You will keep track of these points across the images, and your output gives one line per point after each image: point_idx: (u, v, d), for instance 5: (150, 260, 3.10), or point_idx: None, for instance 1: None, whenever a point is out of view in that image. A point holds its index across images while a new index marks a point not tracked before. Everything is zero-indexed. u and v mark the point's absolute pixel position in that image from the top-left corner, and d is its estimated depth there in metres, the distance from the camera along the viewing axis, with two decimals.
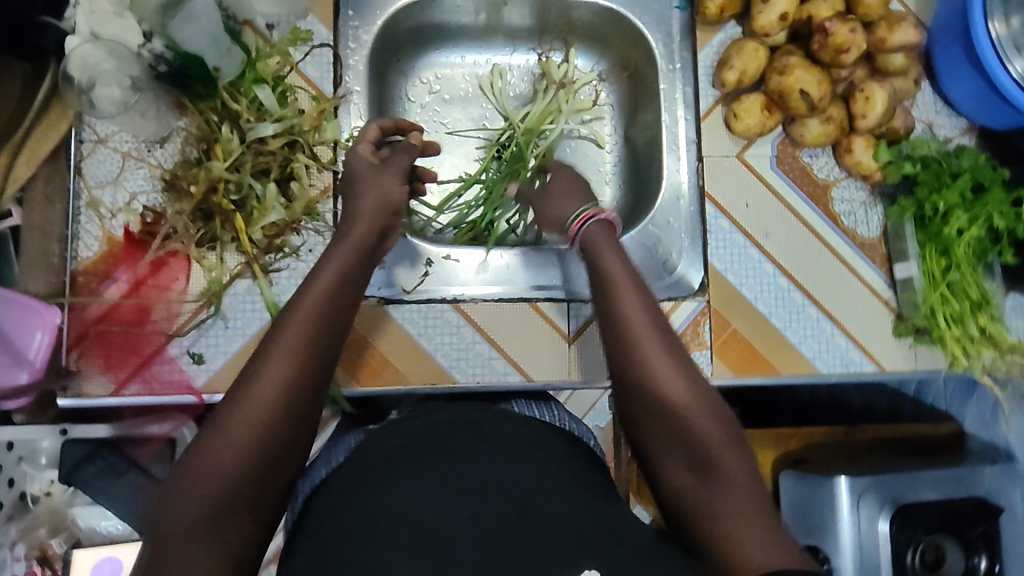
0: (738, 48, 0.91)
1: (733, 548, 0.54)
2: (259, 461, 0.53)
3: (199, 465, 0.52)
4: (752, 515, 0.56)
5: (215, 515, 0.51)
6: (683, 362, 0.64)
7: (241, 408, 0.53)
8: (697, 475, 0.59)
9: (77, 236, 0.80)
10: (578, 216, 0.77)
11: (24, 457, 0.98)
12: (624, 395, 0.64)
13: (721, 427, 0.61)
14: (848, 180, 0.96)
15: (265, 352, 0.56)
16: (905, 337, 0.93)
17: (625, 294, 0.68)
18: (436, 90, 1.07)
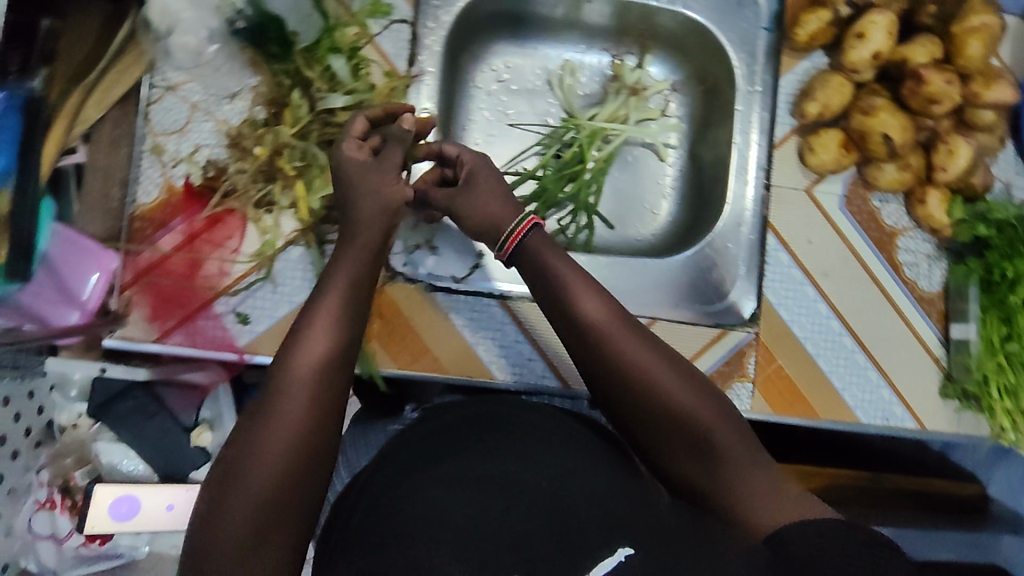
0: (823, 80, 0.87)
1: (752, 511, 0.56)
2: (302, 469, 0.55)
3: (234, 491, 0.53)
4: (756, 474, 0.59)
5: (269, 526, 0.53)
6: (652, 345, 0.65)
7: (277, 422, 0.55)
8: (694, 452, 0.62)
9: (135, 181, 0.80)
10: (514, 228, 0.72)
11: (55, 386, 0.99)
12: (606, 394, 0.65)
13: (703, 395, 0.63)
14: (915, 231, 0.93)
15: (286, 365, 0.58)
16: (950, 399, 0.91)
17: (585, 293, 0.67)
18: (504, 79, 1.05)
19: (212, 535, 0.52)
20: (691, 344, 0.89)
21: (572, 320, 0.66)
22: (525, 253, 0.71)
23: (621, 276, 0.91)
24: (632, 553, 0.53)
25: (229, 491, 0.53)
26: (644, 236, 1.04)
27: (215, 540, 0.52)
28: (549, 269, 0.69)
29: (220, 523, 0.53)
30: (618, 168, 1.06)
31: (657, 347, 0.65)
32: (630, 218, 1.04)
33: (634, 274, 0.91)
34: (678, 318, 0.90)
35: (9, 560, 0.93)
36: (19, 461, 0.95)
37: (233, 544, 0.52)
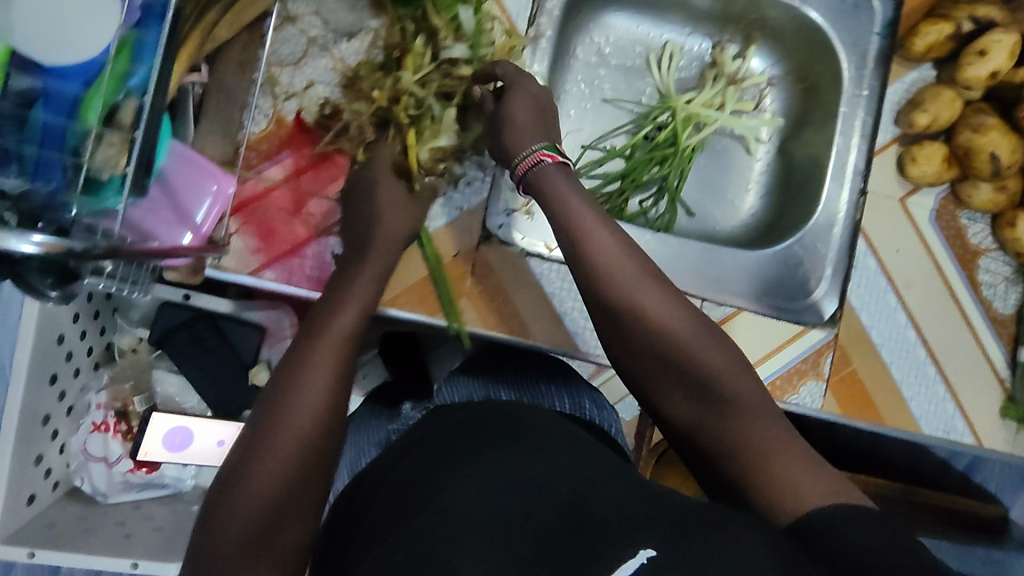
0: (934, 93, 0.88)
1: (778, 483, 0.50)
2: (305, 473, 0.53)
3: (240, 489, 0.51)
4: (787, 442, 0.53)
5: (270, 529, 0.51)
6: (677, 302, 0.61)
7: (285, 425, 0.53)
8: (710, 411, 0.57)
9: (247, 110, 0.75)
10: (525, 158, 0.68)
11: (118, 309, 1.00)
12: (621, 349, 0.61)
13: (724, 353, 0.59)
14: (998, 253, 0.94)
15: (297, 367, 0.56)
16: (1010, 420, 0.92)
17: (602, 244, 0.62)
18: (604, 53, 1.03)
19: (213, 538, 0.51)
20: (768, 339, 0.90)
21: (592, 276, 0.62)
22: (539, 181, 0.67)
23: (710, 262, 0.91)
24: (654, 558, 0.44)
25: (232, 497, 0.51)
26: (723, 226, 1.04)
27: (215, 543, 0.50)
28: (565, 219, 0.64)
29: (222, 527, 0.51)
30: (706, 156, 1.05)
31: (681, 303, 0.61)
32: (712, 207, 1.04)
33: (723, 262, 0.91)
34: (760, 311, 0.91)
35: (61, 477, 0.95)
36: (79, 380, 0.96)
37: (232, 547, 0.50)
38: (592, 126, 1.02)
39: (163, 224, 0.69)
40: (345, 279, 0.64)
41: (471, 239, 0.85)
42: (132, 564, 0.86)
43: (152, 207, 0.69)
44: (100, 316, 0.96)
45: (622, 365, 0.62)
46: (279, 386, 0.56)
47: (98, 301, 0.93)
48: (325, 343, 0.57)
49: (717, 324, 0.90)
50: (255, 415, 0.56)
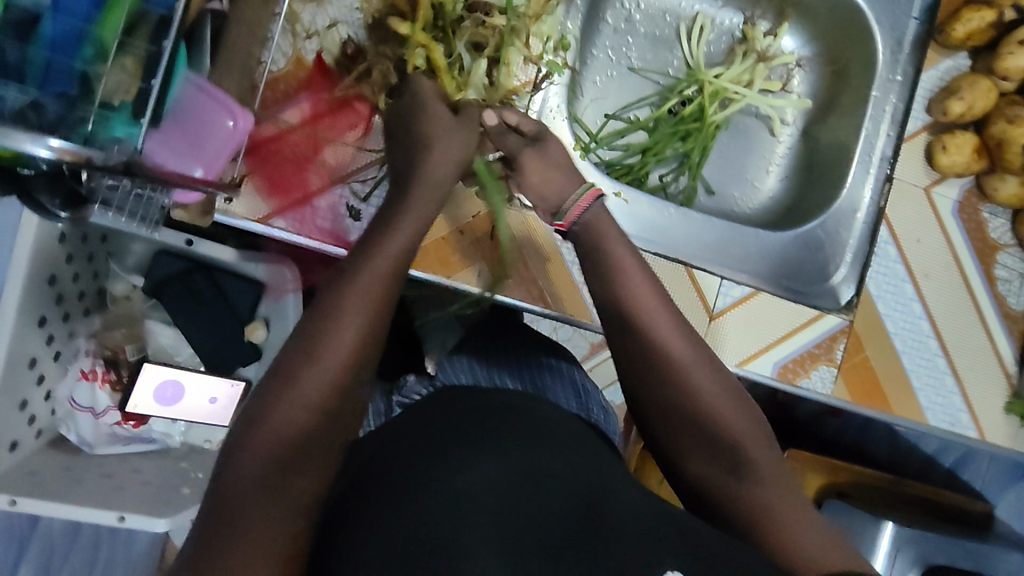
0: (972, 81, 0.87)
1: (792, 544, 0.56)
2: (322, 423, 0.52)
3: (263, 432, 0.51)
4: (798, 508, 0.59)
5: (283, 480, 0.50)
6: (702, 353, 0.64)
7: (310, 373, 0.52)
8: (722, 465, 0.61)
9: (266, 45, 0.71)
10: (577, 197, 0.68)
11: (112, 254, 0.96)
12: (642, 394, 0.64)
13: (745, 415, 0.63)
14: (1015, 249, 0.94)
15: (325, 313, 0.54)
16: (1013, 416, 0.93)
17: (638, 287, 0.64)
18: (633, 20, 0.99)
19: (228, 478, 0.50)
20: (787, 320, 0.88)
21: (624, 313, 0.64)
22: (585, 234, 0.67)
23: (731, 240, 0.90)
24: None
25: (251, 438, 0.51)
26: (741, 206, 1.02)
27: (233, 484, 0.49)
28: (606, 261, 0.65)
29: (240, 466, 0.50)
30: (728, 134, 1.03)
31: (706, 356, 0.64)
32: (732, 187, 1.02)
33: (743, 242, 0.90)
34: (775, 291, 0.90)
35: (45, 425, 0.91)
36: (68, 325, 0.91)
37: (248, 488, 0.49)
38: (615, 93, 0.99)
39: (176, 157, 0.66)
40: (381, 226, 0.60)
41: None
42: (119, 517, 0.82)
43: (165, 137, 0.66)
44: (94, 259, 0.91)
45: (640, 404, 0.66)
46: (308, 332, 0.54)
47: (94, 243, 0.89)
48: (358, 289, 0.55)
49: (738, 301, 0.87)
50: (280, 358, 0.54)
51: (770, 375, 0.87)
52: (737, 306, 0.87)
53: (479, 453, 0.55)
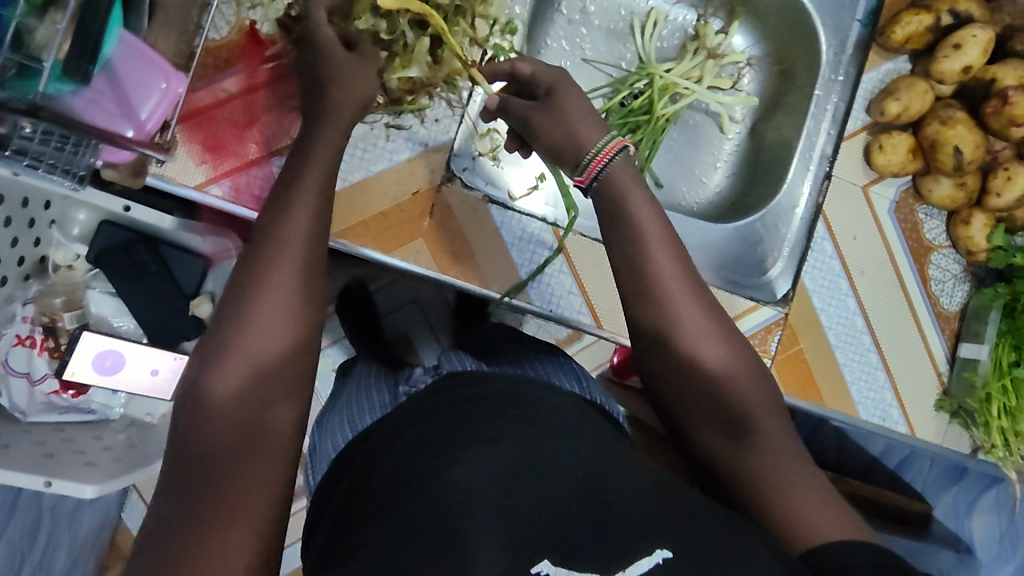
0: (909, 83, 0.89)
1: (792, 512, 0.54)
2: (272, 387, 0.52)
3: (223, 372, 0.51)
4: (803, 476, 0.56)
5: (251, 414, 0.50)
6: (717, 320, 0.62)
7: (258, 307, 0.53)
8: (733, 433, 0.59)
9: (206, 10, 0.72)
10: (594, 154, 0.65)
11: (55, 222, 0.91)
12: (652, 362, 0.63)
13: (752, 379, 0.61)
14: (949, 250, 0.96)
15: (252, 281, 0.53)
16: (943, 412, 0.95)
17: (655, 245, 0.62)
18: (588, 12, 1.01)
19: (191, 453, 0.49)
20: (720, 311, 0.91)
21: (633, 277, 0.62)
22: (604, 189, 0.64)
23: (674, 230, 0.93)
24: (671, 558, 0.44)
25: (206, 412, 0.50)
26: (687, 201, 1.03)
27: (201, 430, 0.49)
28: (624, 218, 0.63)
29: (199, 440, 0.49)
30: (677, 129, 1.05)
31: (721, 322, 0.62)
32: (679, 181, 1.04)
33: (685, 232, 0.92)
34: (715, 283, 0.91)
35: None
36: (4, 289, 0.89)
37: (217, 459, 0.49)
38: None
39: (106, 116, 0.66)
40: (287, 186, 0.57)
41: (433, 179, 0.83)
42: (46, 482, 0.80)
43: (96, 96, 0.66)
44: (35, 226, 0.88)
45: (647, 373, 0.64)
46: (238, 300, 0.53)
47: (35, 208, 0.86)
48: (287, 255, 0.54)
49: None
50: (212, 333, 0.53)
51: None
52: None
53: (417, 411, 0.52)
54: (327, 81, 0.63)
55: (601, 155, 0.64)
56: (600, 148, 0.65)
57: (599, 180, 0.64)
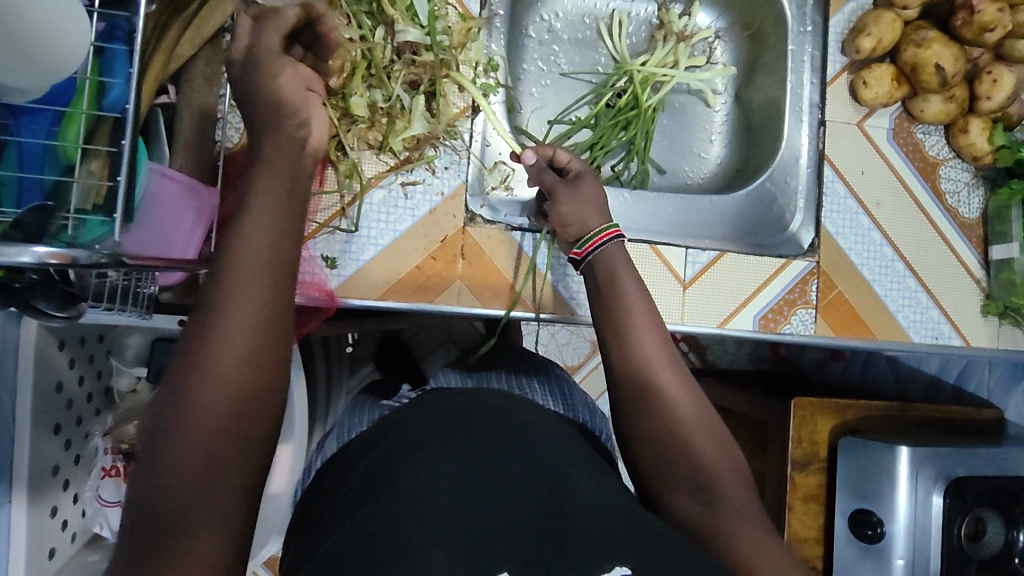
0: (876, 16, 0.91)
1: (743, 558, 0.53)
2: (227, 446, 0.46)
3: (173, 427, 0.45)
4: (761, 535, 0.55)
5: (204, 480, 0.45)
6: (694, 392, 0.63)
7: (213, 350, 0.46)
8: (699, 494, 0.58)
9: (218, 124, 0.77)
10: (596, 233, 0.72)
11: (112, 351, 0.96)
12: (622, 420, 0.63)
13: (712, 438, 0.61)
14: (955, 161, 0.99)
15: (211, 304, 0.47)
16: (991, 316, 0.96)
17: (632, 301, 0.67)
18: (555, 29, 1.05)
19: (145, 495, 0.45)
20: (752, 276, 0.92)
21: (613, 330, 0.66)
22: (598, 264, 0.71)
23: (692, 211, 0.96)
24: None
25: (150, 470, 0.45)
26: (694, 177, 1.07)
27: (152, 495, 0.45)
28: (608, 292, 0.68)
29: (152, 482, 0.45)
30: (666, 115, 1.08)
31: (693, 387, 0.63)
32: (681, 162, 1.07)
33: (701, 210, 0.96)
34: (741, 249, 0.95)
35: (78, 528, 0.93)
36: (83, 426, 0.93)
37: (174, 503, 0.44)
38: (555, 102, 1.04)
39: (156, 240, 0.72)
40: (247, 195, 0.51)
41: (457, 222, 0.86)
42: None
43: (144, 225, 0.71)
44: (94, 359, 0.92)
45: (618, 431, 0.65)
46: (199, 319, 0.48)
47: (92, 344, 0.90)
48: (242, 277, 0.48)
49: (706, 265, 0.91)
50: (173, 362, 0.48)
51: (753, 329, 0.91)
52: (710, 265, 0.91)
53: (492, 451, 0.54)
54: None
55: (606, 233, 0.72)
56: (604, 228, 0.72)
57: (594, 254, 0.72)
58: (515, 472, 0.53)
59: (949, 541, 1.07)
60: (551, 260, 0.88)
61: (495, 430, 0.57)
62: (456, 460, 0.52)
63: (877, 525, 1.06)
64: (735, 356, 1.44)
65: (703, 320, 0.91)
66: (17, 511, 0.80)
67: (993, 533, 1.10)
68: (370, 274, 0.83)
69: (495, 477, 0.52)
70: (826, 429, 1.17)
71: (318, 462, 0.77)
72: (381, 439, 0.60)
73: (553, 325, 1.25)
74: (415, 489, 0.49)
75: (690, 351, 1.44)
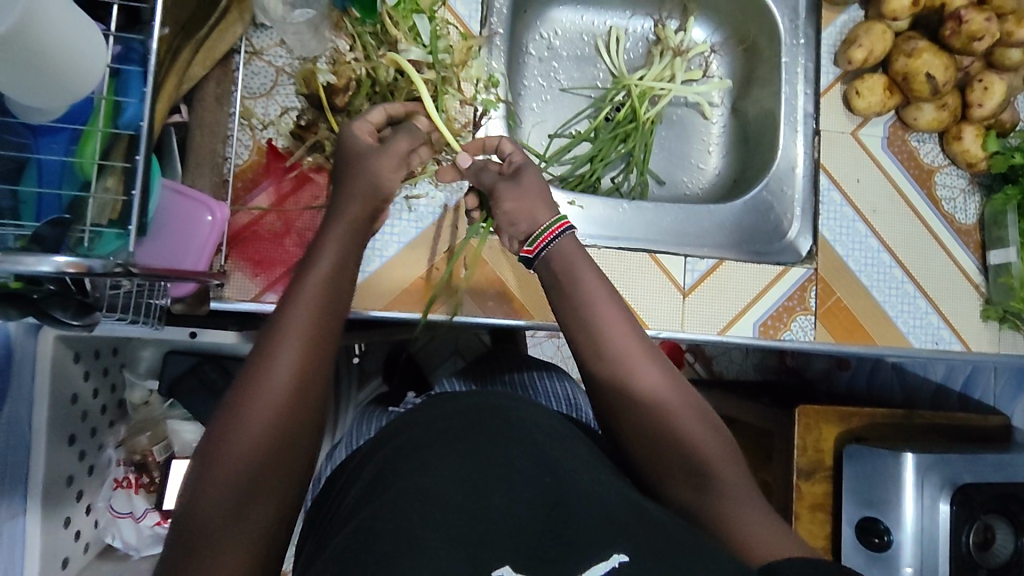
0: (866, 28, 0.94)
1: (742, 537, 0.57)
2: (268, 474, 0.52)
3: (221, 455, 0.52)
4: (759, 514, 0.59)
5: (244, 502, 0.51)
6: (674, 381, 0.64)
7: (263, 387, 0.54)
8: (695, 480, 0.61)
9: (228, 142, 0.80)
10: (546, 228, 0.68)
11: (125, 364, 0.98)
12: (612, 420, 0.64)
13: (705, 428, 0.63)
14: (950, 168, 1.00)
15: (266, 349, 0.55)
16: (991, 321, 0.97)
17: (600, 301, 0.65)
18: (554, 46, 1.08)
19: (191, 512, 0.51)
20: (751, 284, 0.94)
21: (585, 333, 0.64)
22: (555, 259, 0.67)
23: (689, 220, 0.97)
24: (625, 562, 0.47)
25: (197, 490, 0.51)
26: (693, 188, 1.09)
27: (197, 513, 0.50)
28: (573, 291, 0.65)
29: (199, 499, 0.51)
30: (664, 128, 1.10)
31: (677, 378, 0.64)
32: (679, 173, 1.10)
33: (699, 219, 0.98)
34: (740, 257, 0.97)
35: (91, 538, 0.94)
36: (97, 438, 0.94)
37: (216, 519, 0.50)
38: (556, 117, 1.07)
39: (168, 253, 0.75)
40: (305, 260, 0.61)
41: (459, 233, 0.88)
42: None
43: (157, 240, 0.75)
44: (109, 372, 0.94)
45: (608, 429, 0.66)
46: (254, 361, 0.55)
47: (106, 357, 0.92)
48: (292, 325, 0.56)
49: (706, 273, 0.93)
50: (226, 397, 0.55)
51: (754, 336, 0.93)
52: (710, 273, 0.93)
53: (490, 452, 0.55)
54: (344, 178, 0.67)
55: (552, 230, 0.68)
56: (551, 223, 0.68)
57: (546, 251, 0.68)
58: (511, 471, 0.54)
59: (958, 549, 1.05)
60: None
61: (496, 432, 0.58)
62: (456, 464, 0.53)
63: (885, 533, 1.05)
64: (741, 366, 1.46)
65: (703, 327, 0.93)
66: (33, 522, 0.82)
67: (1002, 541, 1.09)
68: (375, 286, 0.85)
69: (494, 476, 0.53)
70: (831, 437, 1.17)
71: (328, 469, 0.79)
72: (386, 444, 0.62)
73: (557, 337, 1.27)
74: (415, 490, 0.50)
75: (696, 361, 1.45)
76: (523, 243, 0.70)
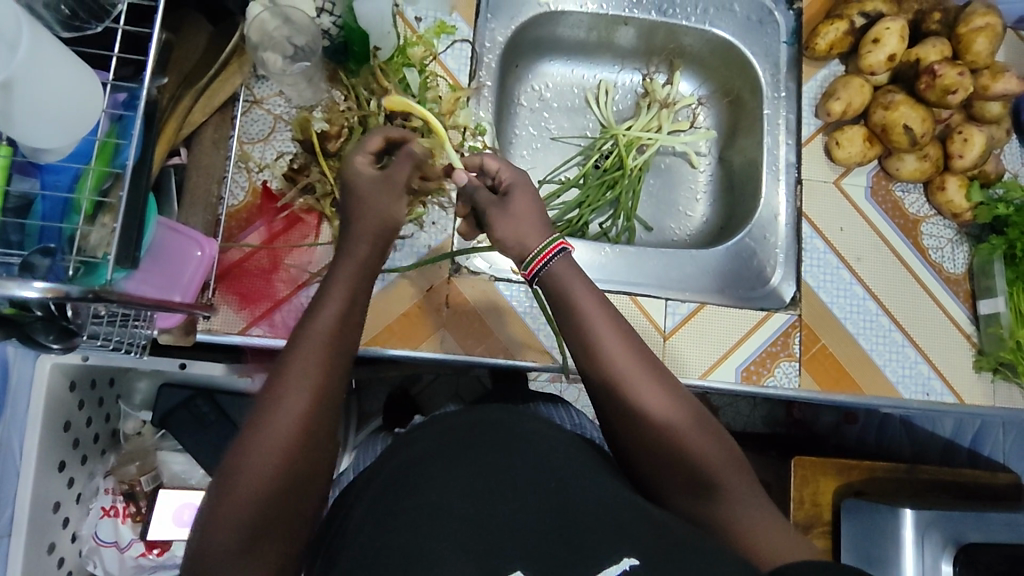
0: (844, 82, 0.97)
1: (750, 535, 0.58)
2: (278, 514, 0.54)
3: (231, 499, 0.52)
4: (768, 518, 0.59)
5: (255, 543, 0.53)
6: (678, 397, 0.62)
7: (269, 432, 0.54)
8: (704, 490, 0.60)
9: (224, 183, 0.85)
10: (539, 251, 0.65)
11: (121, 395, 1.01)
12: (620, 435, 0.63)
13: (709, 439, 0.61)
14: (937, 218, 1.00)
15: (276, 393, 0.55)
16: (984, 371, 0.95)
17: (599, 323, 0.63)
18: (546, 98, 1.13)
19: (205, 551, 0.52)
20: (731, 330, 0.94)
21: (587, 357, 0.63)
22: (549, 283, 0.65)
23: (672, 266, 0.99)
24: (637, 565, 0.47)
25: (211, 531, 0.52)
26: (681, 233, 1.11)
27: (209, 555, 0.52)
28: (568, 312, 0.64)
29: (209, 540, 0.52)
30: (652, 175, 1.13)
31: (677, 390, 0.63)
32: (667, 220, 1.12)
33: (682, 263, 0.99)
34: (723, 302, 0.97)
35: (73, 566, 0.96)
36: (87, 466, 0.97)
37: (225, 557, 0.52)
38: (546, 165, 1.10)
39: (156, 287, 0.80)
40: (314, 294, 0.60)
41: (444, 272, 0.91)
42: None
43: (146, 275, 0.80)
44: (104, 402, 0.97)
45: (616, 443, 0.65)
46: (264, 404, 0.55)
47: (101, 387, 0.95)
48: (299, 368, 0.55)
49: (684, 318, 0.94)
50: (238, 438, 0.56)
51: (734, 382, 0.92)
52: (690, 317, 0.94)
53: (434, 481, 0.55)
54: None
55: (546, 252, 0.65)
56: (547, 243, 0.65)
57: (543, 272, 0.65)
58: (461, 496, 0.53)
59: None
60: (528, 308, 0.91)
61: (451, 452, 0.58)
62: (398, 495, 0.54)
63: None
64: (749, 418, 1.41)
65: (687, 371, 0.92)
66: (15, 546, 0.84)
67: None
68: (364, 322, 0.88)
69: (437, 505, 0.53)
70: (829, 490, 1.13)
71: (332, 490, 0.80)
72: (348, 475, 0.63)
73: (560, 379, 1.26)
74: None
75: None
76: (519, 266, 0.67)
